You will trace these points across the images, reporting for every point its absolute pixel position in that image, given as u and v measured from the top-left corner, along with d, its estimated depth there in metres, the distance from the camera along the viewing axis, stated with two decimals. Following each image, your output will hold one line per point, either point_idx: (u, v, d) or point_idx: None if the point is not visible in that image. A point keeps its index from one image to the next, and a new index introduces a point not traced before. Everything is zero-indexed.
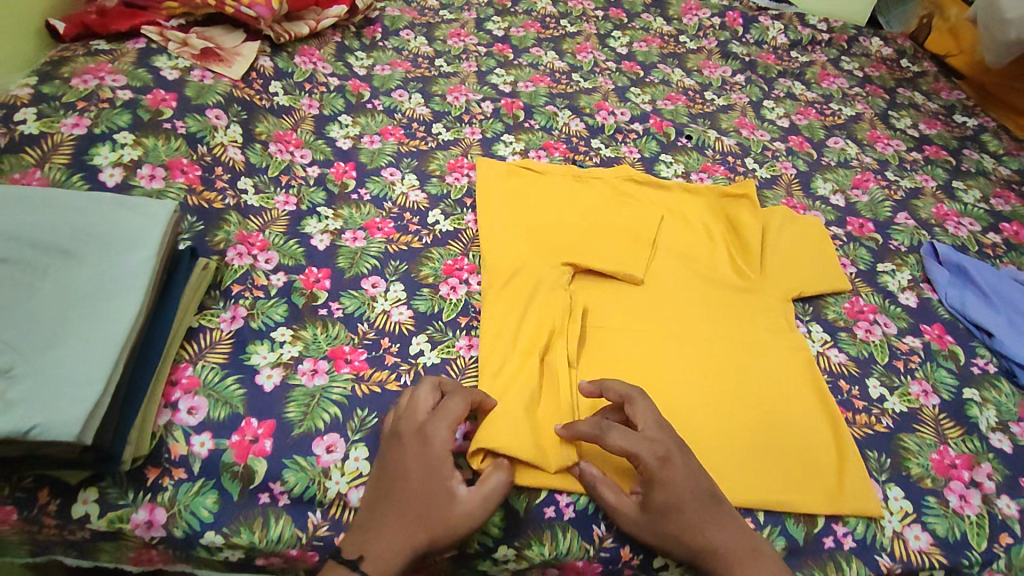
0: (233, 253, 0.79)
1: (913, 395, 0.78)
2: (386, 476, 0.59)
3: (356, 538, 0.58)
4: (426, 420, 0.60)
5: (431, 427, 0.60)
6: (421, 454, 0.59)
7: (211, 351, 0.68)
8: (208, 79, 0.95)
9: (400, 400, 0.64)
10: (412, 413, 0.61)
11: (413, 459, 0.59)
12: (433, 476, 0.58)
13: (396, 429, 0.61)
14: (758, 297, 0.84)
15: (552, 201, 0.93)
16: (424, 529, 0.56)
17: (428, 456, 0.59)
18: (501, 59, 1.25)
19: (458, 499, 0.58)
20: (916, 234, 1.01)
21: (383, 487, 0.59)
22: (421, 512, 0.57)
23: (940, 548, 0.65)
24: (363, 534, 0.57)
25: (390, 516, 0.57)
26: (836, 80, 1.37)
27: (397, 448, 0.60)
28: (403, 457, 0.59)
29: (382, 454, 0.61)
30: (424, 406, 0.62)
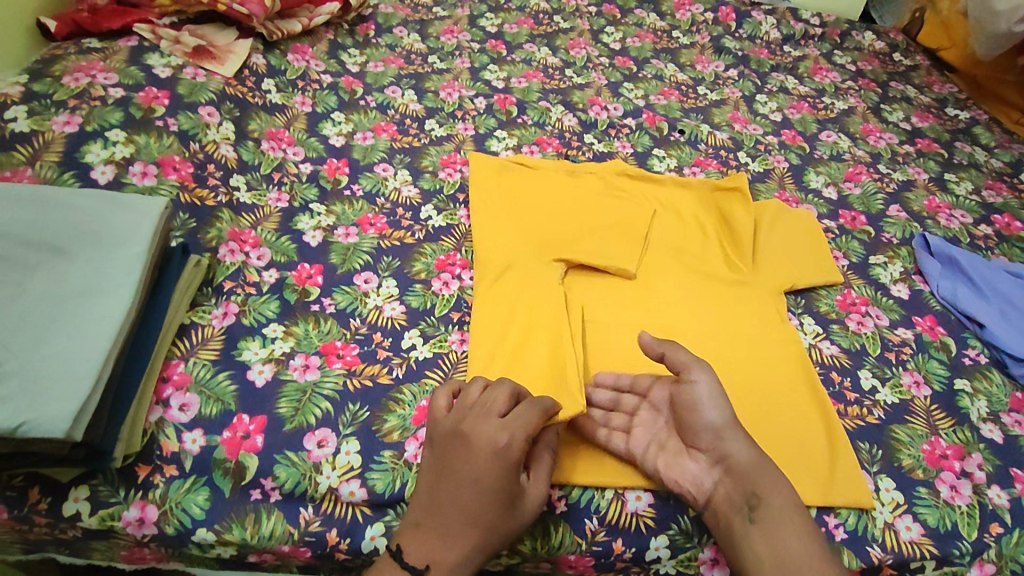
0: (225, 250, 0.79)
1: (905, 386, 0.78)
2: (450, 481, 0.57)
3: (413, 537, 0.56)
4: (506, 429, 0.58)
5: (512, 440, 0.57)
6: (502, 466, 0.57)
7: (203, 348, 0.68)
8: (201, 77, 0.95)
9: (468, 395, 0.61)
10: (486, 418, 0.59)
11: (492, 471, 0.56)
12: (510, 490, 0.57)
13: (468, 431, 0.58)
14: (750, 289, 0.85)
15: (544, 196, 0.93)
16: (493, 537, 0.56)
17: (500, 468, 0.56)
18: (494, 55, 1.25)
19: (525, 507, 0.58)
20: (908, 226, 1.01)
21: (449, 491, 0.57)
22: (494, 522, 0.56)
23: (932, 539, 0.66)
24: (426, 534, 0.56)
25: (459, 523, 0.56)
26: (828, 74, 1.38)
27: (471, 454, 0.57)
28: (478, 467, 0.57)
29: (444, 453, 0.59)
30: (497, 410, 0.59)
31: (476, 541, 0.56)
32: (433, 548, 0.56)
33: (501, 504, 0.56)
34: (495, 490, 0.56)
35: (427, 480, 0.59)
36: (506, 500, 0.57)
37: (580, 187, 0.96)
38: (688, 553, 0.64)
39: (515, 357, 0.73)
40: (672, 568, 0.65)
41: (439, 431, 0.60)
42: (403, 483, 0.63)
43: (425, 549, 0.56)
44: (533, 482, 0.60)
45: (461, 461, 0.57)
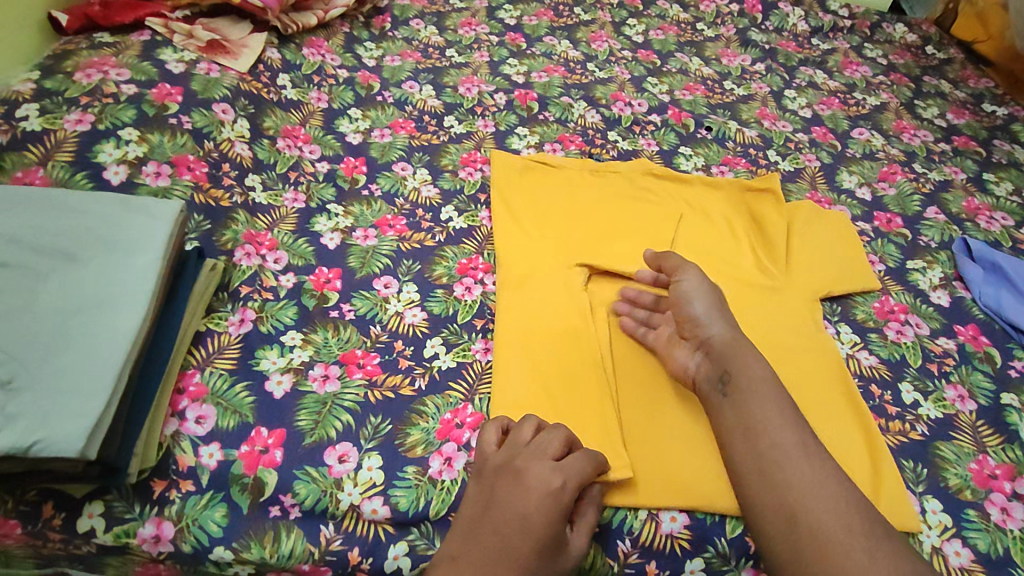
0: (241, 253, 0.77)
1: (948, 400, 0.74)
2: (496, 514, 0.55)
3: (447, 568, 0.52)
4: (560, 471, 0.57)
5: (565, 482, 0.56)
6: (552, 506, 0.55)
7: (220, 357, 0.66)
8: (215, 73, 0.92)
9: (521, 434, 0.61)
10: (541, 456, 0.58)
11: (542, 509, 0.55)
12: (557, 532, 0.54)
13: (520, 467, 0.57)
14: (784, 295, 0.81)
15: (568, 197, 0.90)
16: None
17: (550, 507, 0.55)
18: (513, 48, 1.22)
19: (567, 557, 0.55)
20: (947, 229, 0.97)
21: (493, 525, 0.54)
22: (537, 565, 0.53)
23: (983, 565, 0.62)
24: (462, 564, 0.52)
25: (499, 559, 0.52)
26: (859, 69, 1.33)
27: (521, 490, 0.55)
28: (528, 502, 0.55)
29: (492, 488, 0.57)
30: (551, 450, 0.59)
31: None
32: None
33: (545, 546, 0.53)
34: (542, 528, 0.54)
35: (467, 518, 0.56)
36: (552, 542, 0.54)
37: (606, 188, 0.92)
38: None
39: (545, 375, 0.70)
40: None
41: (489, 466, 0.59)
42: (428, 501, 0.61)
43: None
44: (576, 536, 0.57)
45: (509, 498, 0.55)
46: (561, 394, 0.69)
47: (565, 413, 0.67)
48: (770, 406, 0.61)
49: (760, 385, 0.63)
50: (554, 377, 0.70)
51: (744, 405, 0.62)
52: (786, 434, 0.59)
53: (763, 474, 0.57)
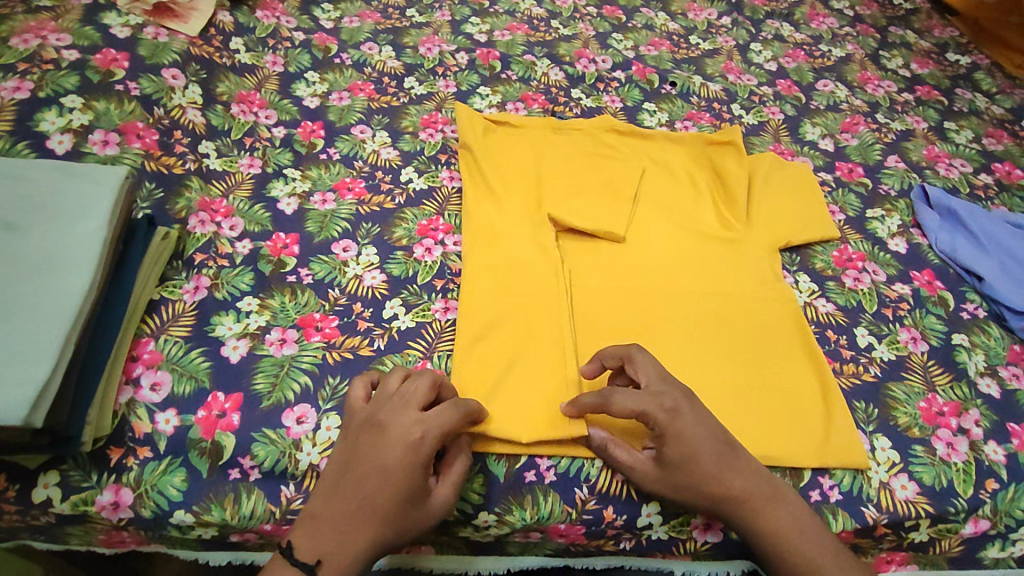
0: (195, 220, 0.76)
1: (902, 342, 0.76)
2: (355, 469, 0.54)
3: (306, 530, 0.53)
4: (422, 423, 0.54)
5: (427, 436, 0.54)
6: (411, 464, 0.53)
7: (175, 324, 0.66)
8: (163, 37, 0.90)
9: (389, 382, 0.58)
10: (404, 410, 0.55)
11: (402, 463, 0.53)
12: (417, 484, 0.53)
13: (383, 423, 0.55)
14: (743, 246, 0.82)
15: (531, 154, 0.89)
16: (392, 537, 0.54)
17: (408, 462, 0.53)
18: (476, 7, 1.19)
19: (431, 508, 0.55)
20: (906, 177, 0.98)
21: (354, 480, 0.53)
22: (398, 523, 0.53)
23: (927, 497, 0.65)
24: (320, 530, 0.53)
25: (358, 520, 0.53)
26: (825, 20, 1.32)
27: (379, 448, 0.54)
28: (387, 457, 0.53)
29: (355, 442, 0.55)
30: (416, 402, 0.56)
31: (375, 539, 0.53)
32: (328, 544, 0.53)
33: (406, 504, 0.53)
34: (400, 488, 0.53)
35: (330, 476, 0.55)
36: (414, 500, 0.54)
37: (569, 146, 0.92)
38: (681, 518, 0.64)
39: (506, 336, 0.70)
40: (665, 533, 0.64)
41: (355, 421, 0.57)
42: None
43: (317, 542, 0.53)
44: (444, 490, 0.56)
45: (368, 458, 0.54)
46: (523, 351, 0.69)
47: (525, 373, 0.67)
48: (810, 552, 0.57)
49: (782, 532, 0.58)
50: (515, 337, 0.70)
51: (772, 557, 0.58)
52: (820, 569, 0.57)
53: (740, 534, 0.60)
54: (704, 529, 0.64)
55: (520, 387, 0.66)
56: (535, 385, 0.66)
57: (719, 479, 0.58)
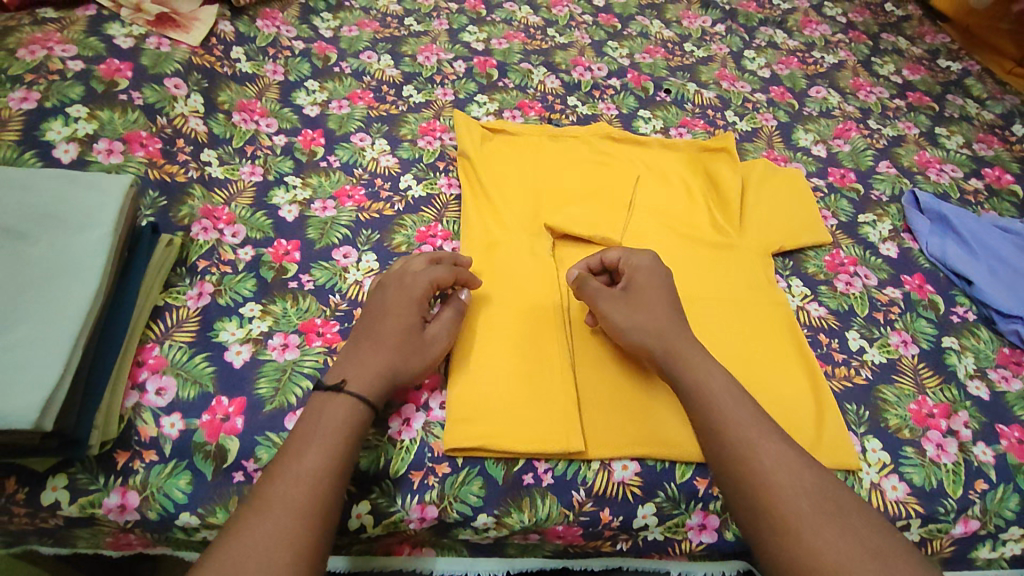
0: (198, 227, 0.77)
1: (892, 346, 0.77)
2: (367, 315, 0.66)
3: (333, 369, 0.62)
4: (418, 274, 0.68)
5: (420, 280, 0.67)
6: (332, 463, 0.54)
7: (179, 330, 0.67)
8: (165, 47, 0.92)
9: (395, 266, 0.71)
10: (406, 270, 0.69)
11: (404, 298, 0.66)
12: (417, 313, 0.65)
13: (323, 399, 0.59)
14: (736, 252, 0.83)
15: (528, 162, 0.91)
16: (402, 362, 0.63)
17: (409, 296, 0.66)
18: (473, 15, 1.20)
19: (431, 337, 0.66)
20: (898, 182, 1.00)
21: (368, 323, 0.65)
22: (406, 349, 0.63)
23: (917, 498, 0.66)
24: (343, 365, 0.62)
25: (373, 347, 0.63)
26: (818, 27, 1.34)
27: (304, 443, 0.55)
28: (392, 299, 0.66)
29: (369, 300, 0.67)
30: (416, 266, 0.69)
31: (389, 366, 0.62)
32: (352, 370, 0.61)
33: (411, 333, 0.64)
34: (405, 313, 0.65)
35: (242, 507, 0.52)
36: (416, 330, 0.65)
37: (565, 152, 0.93)
38: (676, 520, 0.65)
39: (504, 340, 0.71)
40: (661, 535, 0.65)
41: (369, 290, 0.69)
42: (388, 460, 0.63)
43: (342, 372, 0.61)
44: (439, 327, 0.67)
45: (375, 306, 0.66)
46: (519, 358, 0.70)
47: (523, 376, 0.69)
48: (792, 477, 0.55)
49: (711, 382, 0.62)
50: (513, 342, 0.71)
51: (753, 482, 0.55)
52: (758, 454, 0.56)
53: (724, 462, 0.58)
54: (700, 530, 0.66)
55: (518, 389, 0.68)
56: (532, 394, 0.67)
57: (655, 312, 0.68)
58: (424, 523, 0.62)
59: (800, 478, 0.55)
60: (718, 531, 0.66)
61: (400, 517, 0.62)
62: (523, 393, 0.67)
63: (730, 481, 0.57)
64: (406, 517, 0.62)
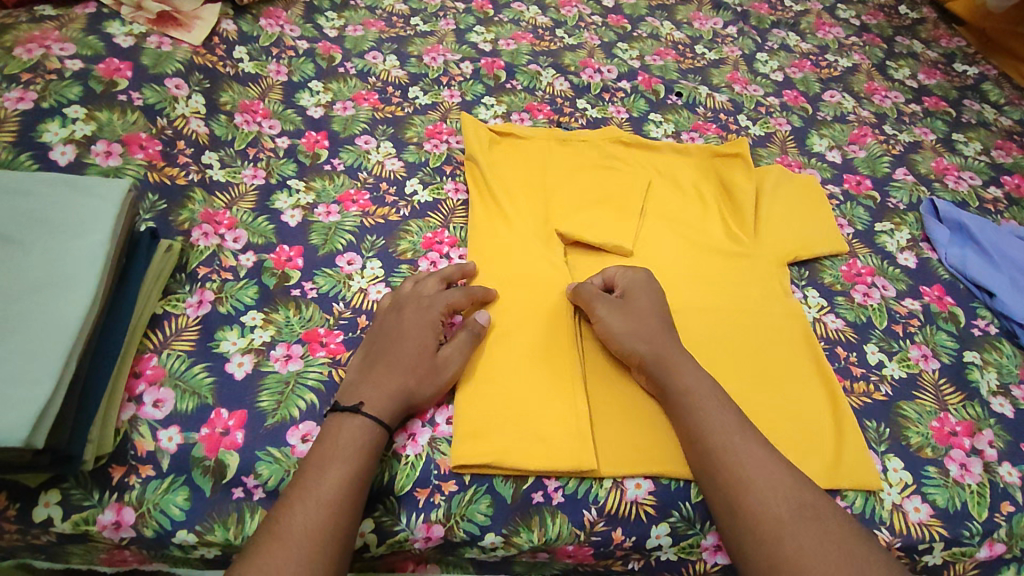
0: (199, 232, 0.75)
1: (913, 360, 0.75)
2: (380, 336, 0.65)
3: (348, 390, 0.61)
4: (433, 296, 0.68)
5: (434, 302, 0.67)
6: (351, 486, 0.54)
7: (178, 339, 0.65)
8: (165, 47, 0.90)
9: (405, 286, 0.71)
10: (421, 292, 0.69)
11: (417, 320, 0.65)
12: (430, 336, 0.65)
13: (338, 420, 0.59)
14: (750, 261, 0.81)
15: (537, 167, 0.89)
16: (418, 384, 0.62)
17: (423, 318, 0.66)
18: (481, 15, 1.18)
19: (445, 360, 0.65)
20: (915, 190, 0.97)
21: (382, 343, 0.64)
22: (420, 370, 0.62)
23: (941, 520, 0.64)
24: (358, 386, 0.61)
25: (387, 369, 0.62)
26: (832, 30, 1.32)
27: (321, 466, 0.55)
28: (405, 320, 0.65)
29: (382, 321, 0.67)
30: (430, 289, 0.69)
31: (405, 388, 0.61)
32: (368, 391, 0.60)
33: (424, 354, 0.63)
34: (420, 335, 0.64)
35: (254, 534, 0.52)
36: (429, 351, 0.64)
37: (575, 157, 0.91)
38: (690, 540, 0.63)
39: (512, 353, 0.69)
40: (674, 555, 0.63)
41: (381, 309, 0.69)
42: (393, 477, 0.61)
43: (358, 393, 0.60)
44: (453, 349, 0.65)
45: (388, 326, 0.66)
46: (529, 371, 0.68)
47: (533, 391, 0.66)
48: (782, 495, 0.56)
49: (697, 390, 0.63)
50: (522, 355, 0.69)
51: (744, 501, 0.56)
52: (740, 460, 0.58)
53: (716, 479, 0.58)
54: (715, 550, 0.64)
55: (526, 406, 0.65)
56: (543, 410, 0.65)
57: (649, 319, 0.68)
58: (429, 543, 0.60)
59: (779, 484, 0.56)
60: None
61: (404, 536, 0.60)
62: (533, 408, 0.65)
63: (712, 485, 0.58)
64: (411, 537, 0.60)
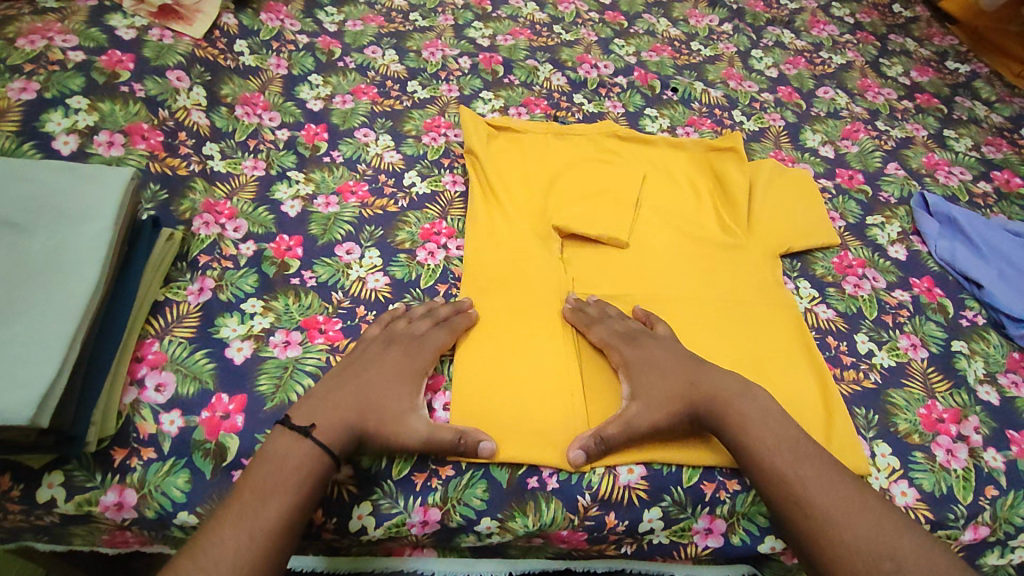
0: (200, 222, 0.76)
1: (901, 349, 0.76)
2: (359, 364, 0.64)
3: (308, 407, 0.60)
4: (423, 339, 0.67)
5: (423, 348, 0.67)
6: (291, 518, 0.54)
7: (179, 325, 0.66)
8: (168, 39, 0.91)
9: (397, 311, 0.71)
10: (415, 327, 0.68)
11: (399, 363, 0.65)
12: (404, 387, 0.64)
13: (286, 439, 0.57)
14: (742, 252, 0.83)
15: (533, 162, 0.91)
16: (374, 429, 0.60)
17: (405, 363, 0.65)
18: (479, 11, 1.19)
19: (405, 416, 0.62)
20: (906, 184, 0.99)
21: (359, 374, 0.63)
22: (381, 416, 0.61)
23: (927, 503, 0.65)
24: (317, 410, 0.60)
25: (352, 405, 0.61)
26: (826, 28, 1.33)
27: (264, 496, 0.53)
28: (389, 357, 0.65)
29: (365, 348, 0.66)
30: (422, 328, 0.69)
31: (359, 426, 0.60)
32: (325, 416, 0.59)
33: (394, 402, 0.62)
34: (398, 382, 0.64)
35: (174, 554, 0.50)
36: (399, 401, 0.62)
37: (572, 151, 0.93)
38: (682, 524, 0.64)
39: (504, 351, 0.70)
40: (666, 538, 0.64)
41: (368, 332, 0.68)
42: (390, 461, 0.62)
43: (315, 415, 0.59)
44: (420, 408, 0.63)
45: (372, 359, 0.65)
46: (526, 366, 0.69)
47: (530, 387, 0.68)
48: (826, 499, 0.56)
49: (736, 405, 0.63)
50: (515, 351, 0.70)
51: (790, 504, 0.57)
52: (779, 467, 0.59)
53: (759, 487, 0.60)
54: (706, 534, 0.65)
55: (521, 397, 0.67)
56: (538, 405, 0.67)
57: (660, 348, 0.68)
58: (426, 527, 0.61)
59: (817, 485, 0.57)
60: (725, 535, 0.65)
61: (401, 520, 0.61)
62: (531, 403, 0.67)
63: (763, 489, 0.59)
64: (408, 520, 0.61)
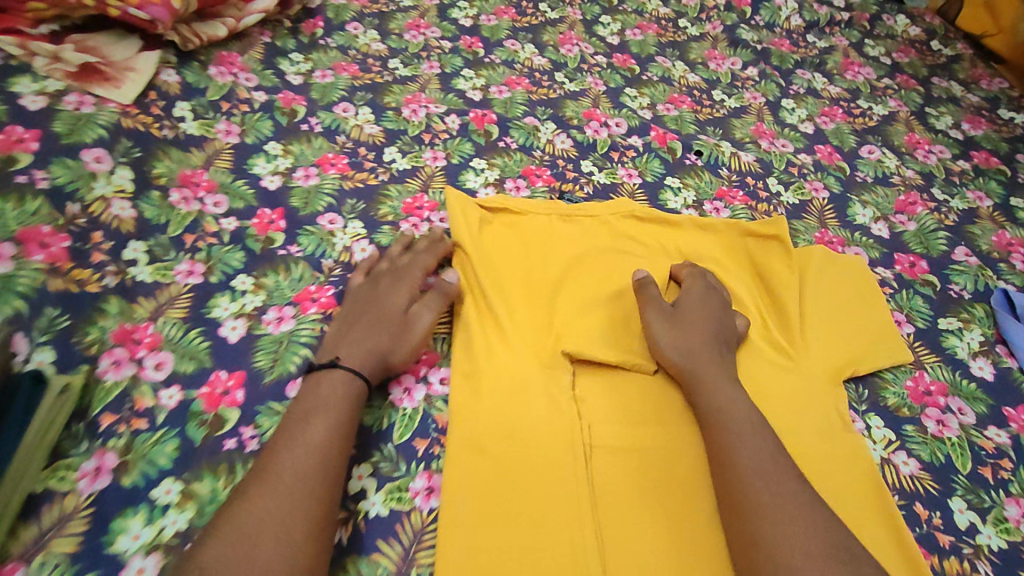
0: (108, 361, 0.59)
1: (1010, 521, 0.61)
2: (355, 301, 0.66)
3: (322, 350, 0.62)
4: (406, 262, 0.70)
5: (410, 267, 0.70)
6: (339, 433, 0.54)
7: (60, 534, 0.49)
8: (86, 107, 0.76)
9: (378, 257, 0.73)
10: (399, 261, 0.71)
11: (391, 284, 0.67)
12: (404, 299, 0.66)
13: (316, 377, 0.59)
14: (801, 385, 0.66)
15: (536, 258, 0.74)
16: (392, 343, 0.63)
17: (398, 280, 0.68)
18: (469, 56, 1.03)
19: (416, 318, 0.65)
20: (981, 275, 0.83)
21: (358, 305, 0.66)
22: (392, 327, 0.64)
23: None
24: (331, 346, 0.62)
25: (362, 328, 0.63)
26: (861, 70, 1.17)
27: (308, 415, 0.55)
28: (381, 284, 0.67)
29: (356, 288, 0.68)
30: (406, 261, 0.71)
31: (378, 344, 0.62)
32: (342, 348, 0.61)
33: (396, 313, 0.65)
34: (395, 297, 0.66)
35: (240, 483, 0.51)
36: (400, 309, 0.65)
37: (582, 242, 0.76)
38: None
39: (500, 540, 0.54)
40: None
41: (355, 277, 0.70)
42: None
43: (332, 349, 0.61)
44: (423, 306, 0.66)
45: (366, 291, 0.67)
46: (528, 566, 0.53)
47: None
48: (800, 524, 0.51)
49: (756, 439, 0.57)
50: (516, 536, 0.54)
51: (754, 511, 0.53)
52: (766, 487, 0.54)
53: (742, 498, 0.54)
54: None
55: None
56: None
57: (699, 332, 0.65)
58: None
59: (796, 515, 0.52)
60: None
61: None
62: None
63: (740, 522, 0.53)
64: None
